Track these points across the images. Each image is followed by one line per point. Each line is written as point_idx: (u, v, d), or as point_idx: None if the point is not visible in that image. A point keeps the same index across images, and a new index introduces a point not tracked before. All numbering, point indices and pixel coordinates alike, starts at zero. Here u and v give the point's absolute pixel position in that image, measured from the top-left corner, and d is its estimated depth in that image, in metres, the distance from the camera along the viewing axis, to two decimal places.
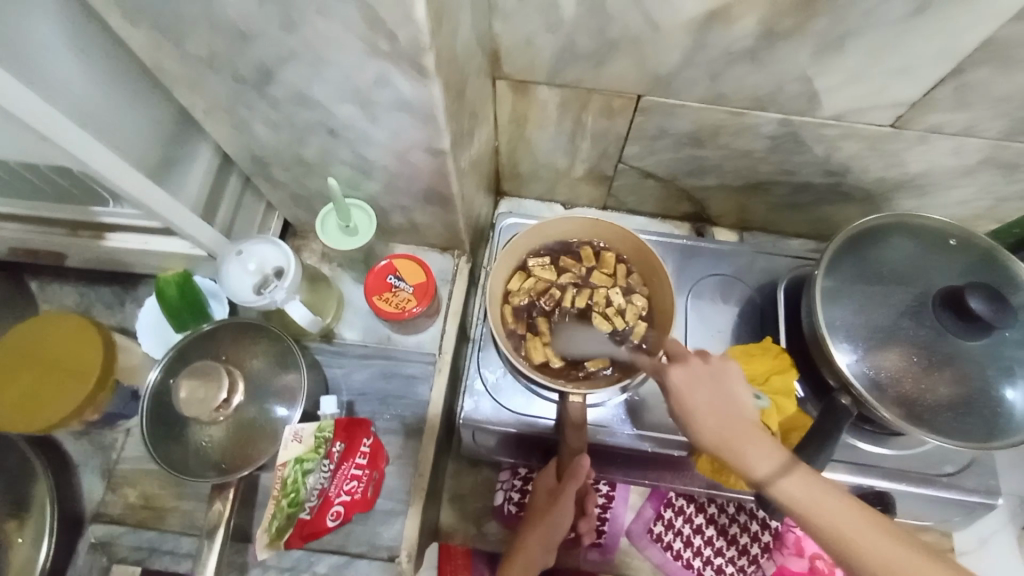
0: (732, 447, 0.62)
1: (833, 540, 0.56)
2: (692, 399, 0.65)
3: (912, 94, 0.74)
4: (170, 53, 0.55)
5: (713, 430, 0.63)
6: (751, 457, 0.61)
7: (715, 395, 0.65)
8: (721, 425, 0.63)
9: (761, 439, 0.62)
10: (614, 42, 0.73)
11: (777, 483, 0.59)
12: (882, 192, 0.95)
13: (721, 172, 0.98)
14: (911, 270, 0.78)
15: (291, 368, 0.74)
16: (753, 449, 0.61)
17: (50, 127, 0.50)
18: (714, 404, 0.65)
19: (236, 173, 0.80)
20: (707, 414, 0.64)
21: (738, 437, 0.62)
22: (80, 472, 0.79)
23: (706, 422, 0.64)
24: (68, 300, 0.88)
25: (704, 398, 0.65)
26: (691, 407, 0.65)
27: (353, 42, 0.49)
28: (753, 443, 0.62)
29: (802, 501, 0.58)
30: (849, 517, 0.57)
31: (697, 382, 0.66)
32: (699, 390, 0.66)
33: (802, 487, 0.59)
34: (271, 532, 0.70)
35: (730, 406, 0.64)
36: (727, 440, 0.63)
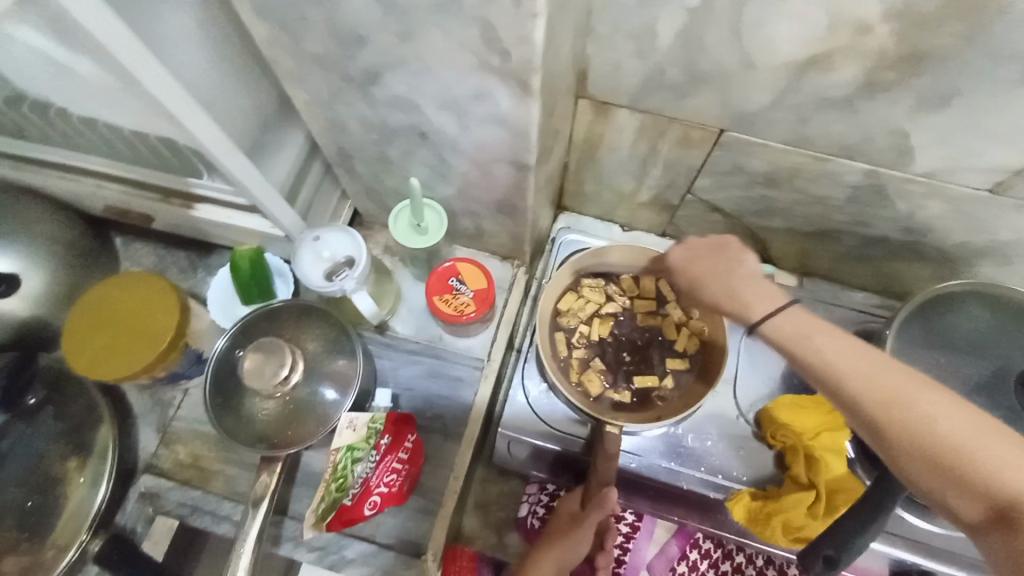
0: (733, 300, 0.57)
1: (858, 392, 0.47)
2: (693, 268, 0.62)
3: (1015, 163, 0.70)
4: (286, 47, 0.58)
5: (719, 286, 0.59)
6: (750, 300, 0.56)
7: (719, 263, 0.60)
8: (732, 287, 0.58)
9: (766, 290, 0.57)
10: (706, 76, 0.72)
11: (772, 321, 0.54)
12: (962, 257, 0.91)
13: (791, 216, 0.96)
14: (990, 344, 0.74)
15: (345, 354, 0.77)
16: (764, 294, 0.56)
17: (174, 103, 0.53)
18: (722, 280, 0.59)
19: (319, 161, 0.83)
20: (708, 275, 0.60)
21: (749, 288, 0.57)
22: (138, 423, 0.84)
23: (728, 299, 0.58)
24: (146, 261, 0.94)
25: (704, 262, 0.61)
26: (692, 279, 0.62)
27: (462, 55, 0.50)
28: (757, 291, 0.56)
29: (795, 341, 0.52)
30: (870, 377, 0.47)
31: (697, 251, 0.62)
32: (699, 258, 0.62)
33: (836, 339, 0.50)
34: (317, 514, 0.68)
35: (741, 287, 0.57)
36: (737, 295, 0.57)
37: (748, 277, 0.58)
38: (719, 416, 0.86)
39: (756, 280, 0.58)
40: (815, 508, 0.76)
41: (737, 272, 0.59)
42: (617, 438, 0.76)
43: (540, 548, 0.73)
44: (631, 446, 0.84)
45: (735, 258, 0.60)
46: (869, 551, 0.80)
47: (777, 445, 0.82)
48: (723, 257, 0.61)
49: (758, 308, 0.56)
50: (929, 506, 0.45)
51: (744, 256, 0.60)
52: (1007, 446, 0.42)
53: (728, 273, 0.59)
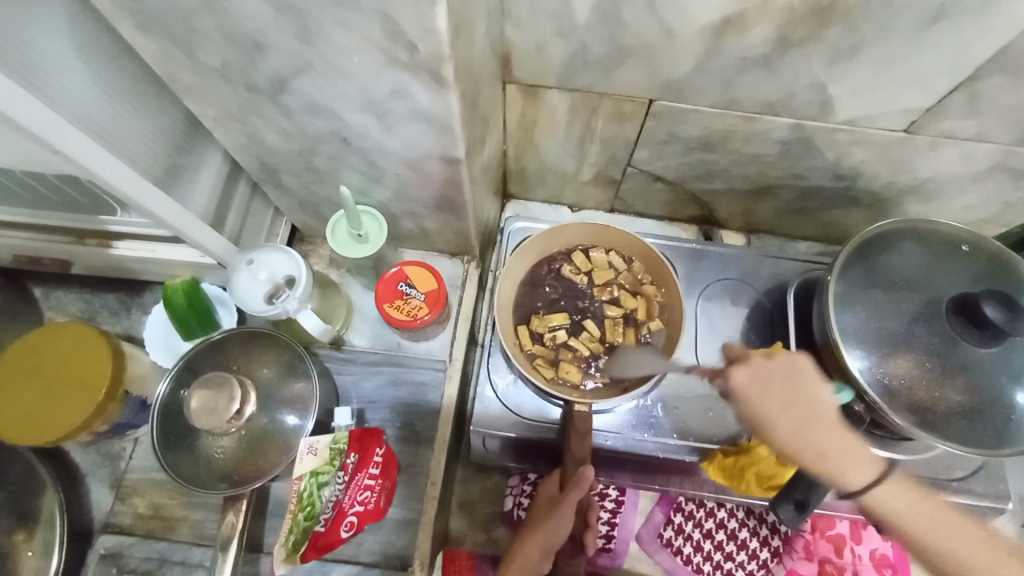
0: (810, 453, 0.56)
1: (950, 564, 0.51)
2: (762, 403, 0.58)
3: (925, 102, 0.73)
4: (182, 62, 0.54)
5: (794, 436, 0.57)
6: (829, 458, 0.56)
7: (788, 396, 0.58)
8: (807, 439, 0.56)
9: (853, 443, 0.56)
10: (628, 48, 0.72)
11: (872, 491, 0.55)
12: (891, 197, 0.95)
13: (729, 177, 0.97)
14: (922, 277, 0.78)
15: (301, 376, 0.74)
16: (846, 450, 0.56)
17: (55, 134, 0.48)
18: (786, 405, 0.58)
19: (244, 180, 0.79)
20: (779, 417, 0.57)
21: (826, 438, 0.56)
22: (88, 482, 0.79)
23: (804, 448, 0.56)
24: (72, 308, 0.87)
25: (776, 400, 0.58)
26: (762, 414, 0.58)
27: (370, 53, 0.48)
28: (841, 447, 0.56)
29: (891, 504, 0.55)
30: (959, 535, 0.52)
31: (762, 384, 0.59)
32: (769, 393, 0.58)
33: (904, 495, 0.54)
34: (288, 547, 0.68)
35: (811, 416, 0.57)
36: (807, 445, 0.56)
37: (826, 419, 0.58)
38: (685, 381, 0.87)
39: (838, 425, 0.57)
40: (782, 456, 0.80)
41: (817, 419, 0.56)
42: (588, 416, 0.76)
43: (524, 532, 0.74)
44: (605, 424, 0.84)
45: (815, 392, 0.58)
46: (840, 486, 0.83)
47: None
48: (797, 386, 0.59)
49: (848, 468, 0.56)
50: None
51: (818, 392, 0.58)
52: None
53: (797, 402, 0.57)
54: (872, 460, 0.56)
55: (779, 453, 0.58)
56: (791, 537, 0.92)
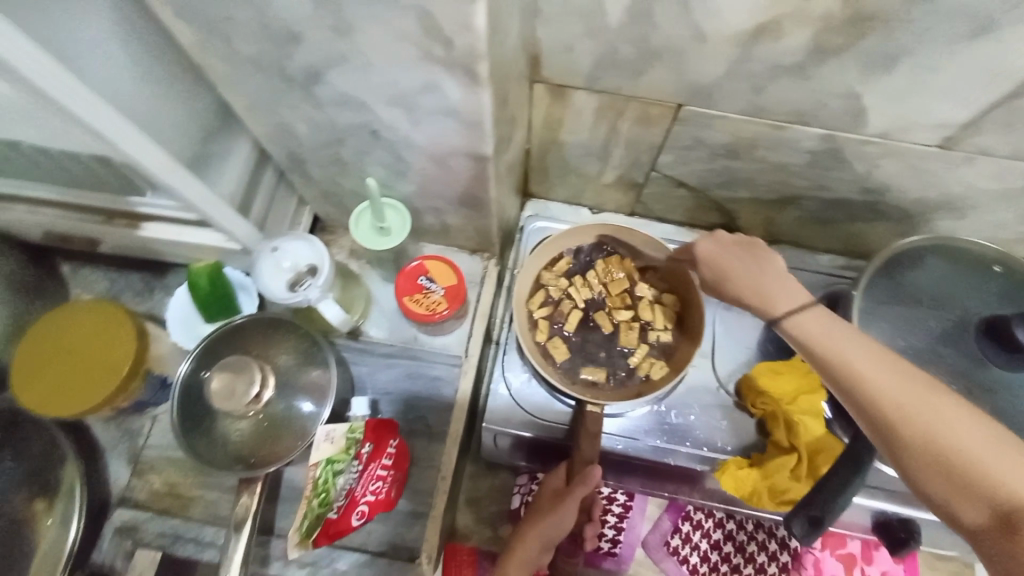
0: (764, 296, 0.59)
1: (883, 406, 0.49)
2: (720, 261, 0.63)
3: (962, 117, 0.72)
4: (218, 51, 0.55)
5: (749, 285, 0.60)
6: (775, 296, 0.58)
7: (747, 264, 0.61)
8: (761, 286, 0.59)
9: (795, 293, 0.58)
10: (658, 51, 0.72)
11: (799, 322, 0.55)
12: (919, 212, 0.93)
13: (754, 185, 0.96)
14: (949, 295, 0.77)
15: (318, 364, 0.75)
16: (796, 298, 0.57)
17: (94, 114, 0.50)
18: (745, 269, 0.61)
19: (271, 168, 0.80)
20: (737, 272, 0.61)
21: (780, 291, 0.58)
22: (106, 456, 0.80)
23: (751, 296, 0.60)
24: (99, 286, 0.89)
25: (733, 261, 0.62)
26: (720, 273, 0.63)
27: (404, 47, 0.48)
28: (784, 288, 0.58)
29: (823, 344, 0.53)
30: (896, 380, 0.49)
31: (721, 249, 0.64)
32: (724, 257, 0.63)
33: (854, 344, 0.52)
34: (300, 532, 0.67)
35: (778, 279, 0.59)
36: (762, 291, 0.59)
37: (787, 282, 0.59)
38: (700, 390, 0.87)
39: (798, 288, 0.58)
40: (797, 471, 0.78)
41: (771, 273, 0.59)
42: (599, 417, 0.76)
43: (524, 524, 0.75)
44: (616, 428, 0.84)
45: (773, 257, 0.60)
46: (853, 506, 0.82)
47: (757, 414, 0.83)
48: (758, 256, 0.61)
49: (790, 305, 0.57)
50: (931, 510, 0.48)
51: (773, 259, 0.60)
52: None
53: (759, 270, 0.60)
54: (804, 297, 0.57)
55: (739, 302, 0.61)
56: (800, 553, 0.91)
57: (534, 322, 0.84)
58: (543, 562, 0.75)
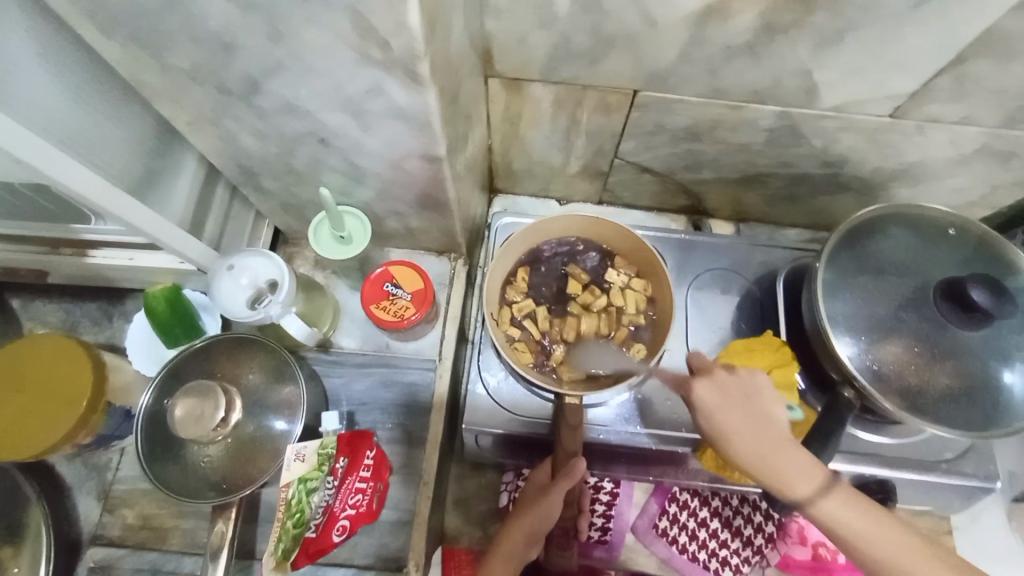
0: (771, 473, 0.61)
1: (874, 554, 0.57)
2: (722, 418, 0.64)
3: (912, 86, 0.73)
4: (149, 65, 0.52)
5: (755, 453, 0.62)
6: (772, 463, 0.61)
7: (741, 413, 0.64)
8: (743, 425, 0.63)
9: (803, 462, 0.61)
10: (610, 38, 0.71)
11: (822, 506, 0.59)
12: (879, 182, 0.95)
13: (718, 166, 0.97)
14: (910, 261, 0.78)
15: (288, 381, 0.73)
16: (796, 468, 0.61)
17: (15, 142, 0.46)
18: (740, 416, 0.64)
19: (223, 183, 0.77)
20: (741, 434, 0.63)
21: (781, 458, 0.61)
22: (74, 495, 0.77)
23: (760, 466, 0.61)
24: (53, 318, 0.85)
25: (733, 413, 0.64)
26: (723, 428, 0.64)
27: (342, 51, 0.47)
28: (776, 446, 0.62)
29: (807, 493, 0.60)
30: (863, 522, 0.58)
31: (721, 396, 0.66)
32: (725, 406, 0.65)
33: (848, 509, 0.59)
34: (277, 555, 0.66)
35: (761, 422, 0.63)
36: (764, 462, 0.62)
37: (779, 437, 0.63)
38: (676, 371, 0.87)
39: (791, 443, 0.62)
40: None
41: (772, 450, 0.61)
42: (579, 409, 0.74)
43: (511, 519, 0.75)
44: (598, 418, 0.84)
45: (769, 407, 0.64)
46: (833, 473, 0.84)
47: None
48: (751, 404, 0.65)
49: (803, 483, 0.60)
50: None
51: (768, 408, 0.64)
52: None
53: (751, 417, 0.63)
54: (819, 476, 0.60)
55: (743, 470, 0.63)
56: (785, 523, 0.93)
57: (509, 322, 0.83)
58: (531, 557, 0.75)
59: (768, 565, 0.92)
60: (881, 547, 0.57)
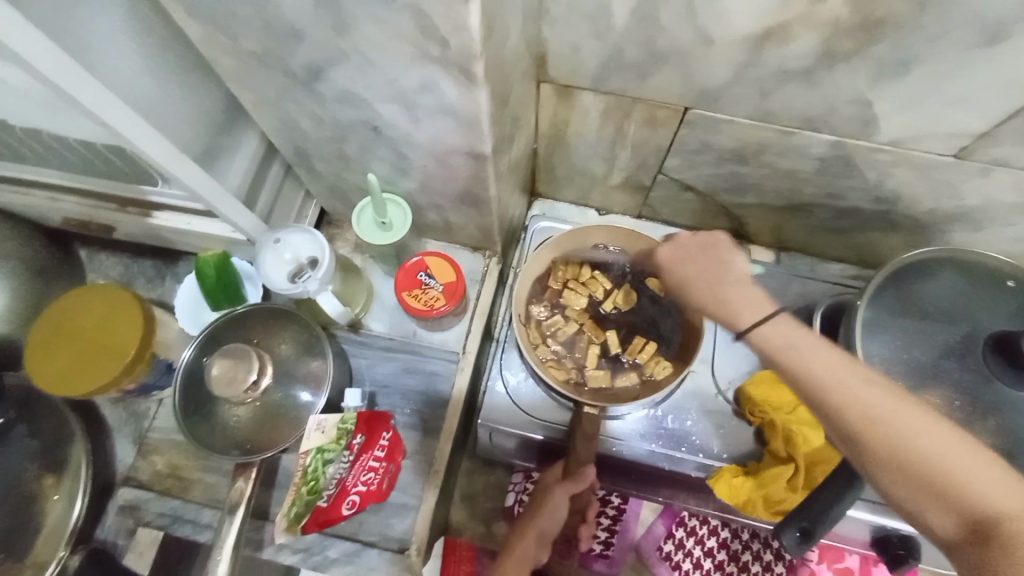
0: (719, 300, 0.58)
1: (830, 397, 0.49)
2: (683, 269, 0.62)
3: (978, 127, 0.70)
4: (224, 46, 0.56)
5: (708, 292, 0.59)
6: (736, 306, 0.57)
7: (706, 264, 0.61)
8: (716, 289, 0.59)
9: (751, 295, 0.57)
10: (664, 54, 0.71)
11: (763, 330, 0.54)
12: (934, 224, 0.91)
13: (763, 191, 0.95)
14: (958, 309, 0.75)
15: (318, 356, 0.76)
16: (747, 301, 0.56)
17: (96, 104, 0.50)
18: (702, 266, 0.61)
19: (279, 161, 0.81)
20: (698, 280, 0.60)
21: (732, 292, 0.57)
22: (114, 436, 0.83)
23: (708, 302, 0.58)
24: (113, 272, 0.92)
25: (693, 266, 0.61)
26: (682, 278, 0.62)
27: (401, 46, 0.49)
28: (743, 296, 0.57)
29: (787, 350, 0.53)
30: (852, 374, 0.50)
31: (685, 256, 0.63)
32: (687, 261, 0.62)
33: (793, 337, 0.53)
34: (289, 518, 0.70)
35: (724, 272, 0.59)
36: (716, 296, 0.58)
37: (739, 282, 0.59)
38: (696, 394, 0.86)
39: (742, 285, 0.58)
40: (793, 482, 0.76)
41: (723, 283, 0.58)
42: (596, 419, 0.77)
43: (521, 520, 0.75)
44: (617, 432, 0.84)
45: (727, 259, 0.60)
46: (850, 519, 0.80)
47: (755, 421, 0.82)
48: (714, 259, 0.61)
49: (747, 314, 0.56)
50: (908, 520, 0.47)
51: (730, 254, 0.60)
52: (989, 467, 0.43)
53: (711, 271, 0.60)
54: (764, 304, 0.56)
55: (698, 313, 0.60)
56: (794, 564, 0.90)
57: (539, 337, 0.84)
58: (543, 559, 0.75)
59: None
60: (869, 391, 0.48)
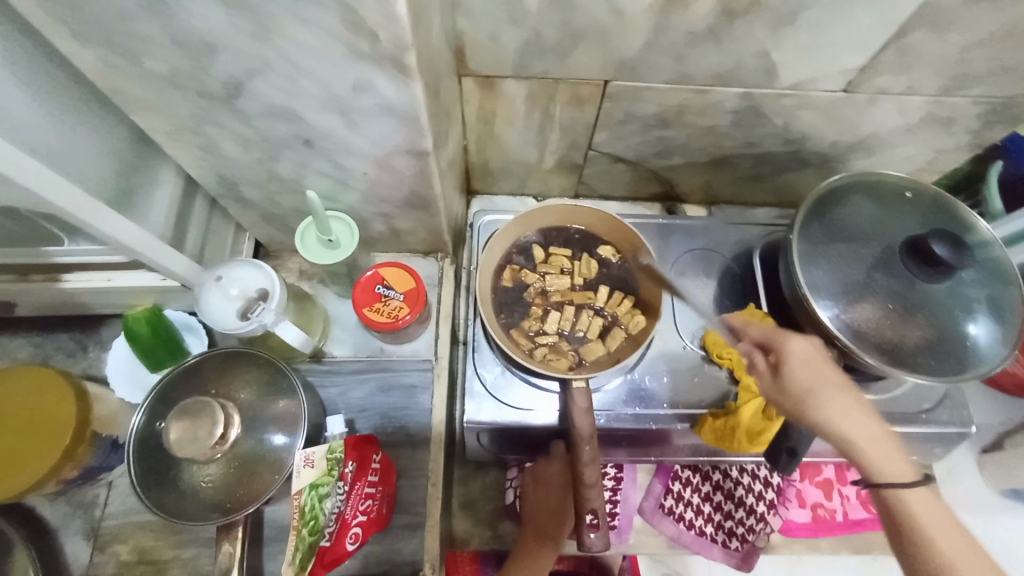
0: (843, 431, 0.66)
1: (900, 514, 0.63)
2: (809, 382, 0.68)
3: (862, 61, 0.78)
4: (126, 73, 0.51)
5: (833, 418, 0.66)
6: (852, 437, 0.66)
7: (835, 386, 0.68)
8: (838, 418, 0.67)
9: (877, 435, 0.66)
10: (580, 31, 0.74)
11: (875, 465, 0.65)
12: (837, 156, 1.00)
13: (687, 151, 1.01)
14: (874, 225, 0.83)
15: (286, 394, 0.71)
16: (868, 436, 0.66)
17: None
18: (832, 386, 0.68)
19: (202, 196, 0.75)
20: (827, 401, 0.67)
21: (850, 419, 0.66)
22: (60, 535, 0.72)
23: (831, 425, 0.66)
24: (21, 353, 0.80)
25: (826, 380, 0.68)
26: (811, 390, 0.68)
27: (329, 46, 0.47)
28: (851, 419, 0.66)
29: (874, 458, 0.65)
30: (917, 498, 0.63)
31: (815, 365, 0.69)
32: (817, 370, 0.69)
33: (884, 452, 0.65)
34: (296, 565, 0.64)
35: (860, 404, 0.68)
36: (839, 424, 0.66)
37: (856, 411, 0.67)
38: (666, 353, 0.89)
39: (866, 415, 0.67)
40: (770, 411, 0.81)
41: (850, 413, 0.66)
42: (586, 391, 0.76)
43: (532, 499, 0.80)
44: (601, 403, 0.86)
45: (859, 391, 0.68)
46: None
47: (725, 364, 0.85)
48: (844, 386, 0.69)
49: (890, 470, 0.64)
50: None
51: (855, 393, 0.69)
52: None
53: (844, 393, 0.68)
54: (891, 447, 0.65)
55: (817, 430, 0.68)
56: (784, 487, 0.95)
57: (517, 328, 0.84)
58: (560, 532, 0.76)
59: (772, 531, 0.94)
60: (934, 513, 0.62)
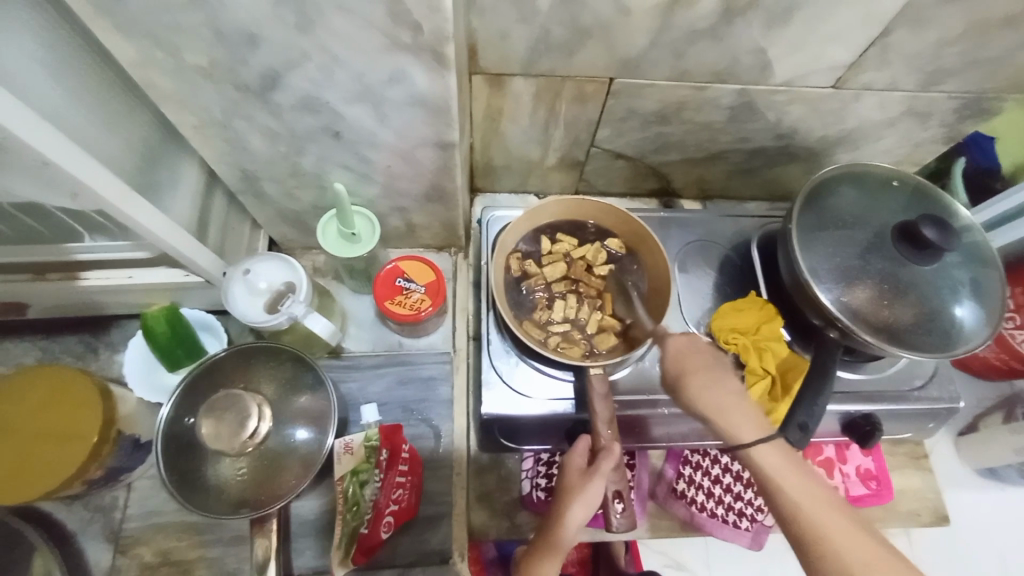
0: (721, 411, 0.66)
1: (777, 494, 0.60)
2: (687, 366, 0.70)
3: (849, 57, 0.83)
4: (163, 65, 0.52)
5: (708, 401, 0.67)
6: (732, 421, 0.65)
7: (708, 372, 0.69)
8: (711, 398, 0.67)
9: (750, 415, 0.65)
10: (587, 29, 0.76)
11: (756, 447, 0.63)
12: (823, 149, 1.06)
13: (684, 147, 1.05)
14: (866, 212, 0.87)
15: (311, 389, 0.71)
16: (740, 416, 0.65)
17: (30, 133, 0.44)
18: (707, 373, 0.69)
19: (221, 192, 0.77)
20: (696, 383, 0.68)
21: (723, 398, 0.66)
22: (79, 540, 0.71)
23: (708, 408, 0.66)
24: (28, 358, 0.79)
25: (697, 365, 0.70)
26: (689, 371, 0.69)
27: (370, 37, 0.48)
28: (732, 403, 0.66)
29: (736, 435, 0.64)
30: (792, 475, 0.61)
31: (694, 352, 0.71)
32: (692, 359, 0.71)
33: (746, 428, 0.65)
34: (342, 550, 0.69)
35: (715, 390, 0.67)
36: (715, 405, 0.66)
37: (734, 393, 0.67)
38: None
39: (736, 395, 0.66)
40: (774, 393, 0.86)
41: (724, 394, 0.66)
42: (604, 376, 0.73)
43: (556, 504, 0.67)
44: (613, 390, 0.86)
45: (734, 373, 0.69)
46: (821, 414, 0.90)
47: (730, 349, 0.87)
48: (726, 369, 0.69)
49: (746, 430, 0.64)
50: None
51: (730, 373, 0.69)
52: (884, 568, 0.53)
53: (709, 377, 0.68)
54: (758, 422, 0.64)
55: (698, 414, 0.67)
56: None
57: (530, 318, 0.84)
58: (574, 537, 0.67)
59: None
60: (797, 483, 0.60)
